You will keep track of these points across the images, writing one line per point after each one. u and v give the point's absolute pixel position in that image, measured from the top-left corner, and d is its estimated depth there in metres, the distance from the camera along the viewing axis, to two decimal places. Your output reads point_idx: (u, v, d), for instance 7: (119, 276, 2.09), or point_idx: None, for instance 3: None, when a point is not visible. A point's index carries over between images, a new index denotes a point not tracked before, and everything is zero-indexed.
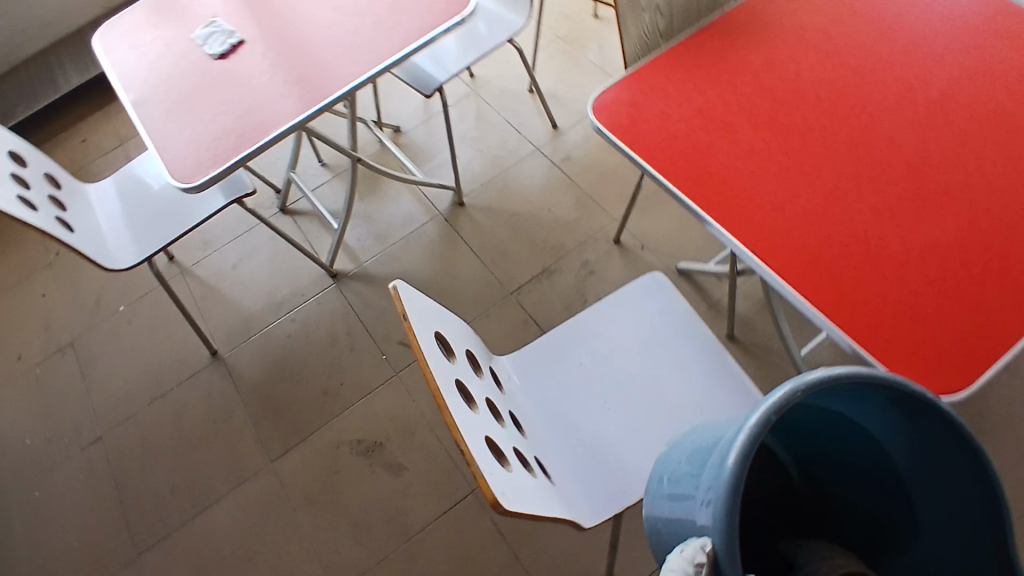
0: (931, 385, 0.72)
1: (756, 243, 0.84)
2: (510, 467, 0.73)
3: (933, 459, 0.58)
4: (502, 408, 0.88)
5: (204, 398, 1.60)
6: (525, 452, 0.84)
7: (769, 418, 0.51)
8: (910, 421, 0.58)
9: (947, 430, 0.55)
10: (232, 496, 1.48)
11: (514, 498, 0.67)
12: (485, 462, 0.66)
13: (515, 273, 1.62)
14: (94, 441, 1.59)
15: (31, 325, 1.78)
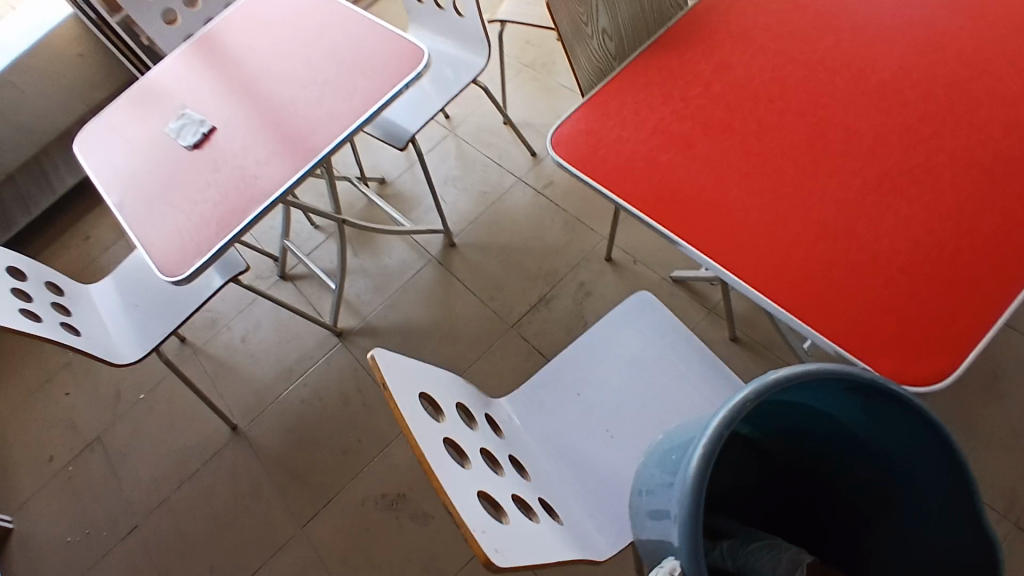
0: (920, 376, 0.70)
1: (726, 256, 0.83)
2: (508, 519, 0.73)
3: (898, 439, 0.60)
4: (501, 455, 0.88)
5: (230, 474, 1.63)
6: (527, 498, 0.83)
7: (725, 431, 0.52)
8: (869, 408, 0.59)
9: (905, 412, 0.57)
10: (267, 568, 1.49)
11: (511, 552, 0.66)
12: (476, 522, 0.66)
13: (513, 306, 1.63)
14: (130, 531, 1.62)
15: (58, 425, 1.83)
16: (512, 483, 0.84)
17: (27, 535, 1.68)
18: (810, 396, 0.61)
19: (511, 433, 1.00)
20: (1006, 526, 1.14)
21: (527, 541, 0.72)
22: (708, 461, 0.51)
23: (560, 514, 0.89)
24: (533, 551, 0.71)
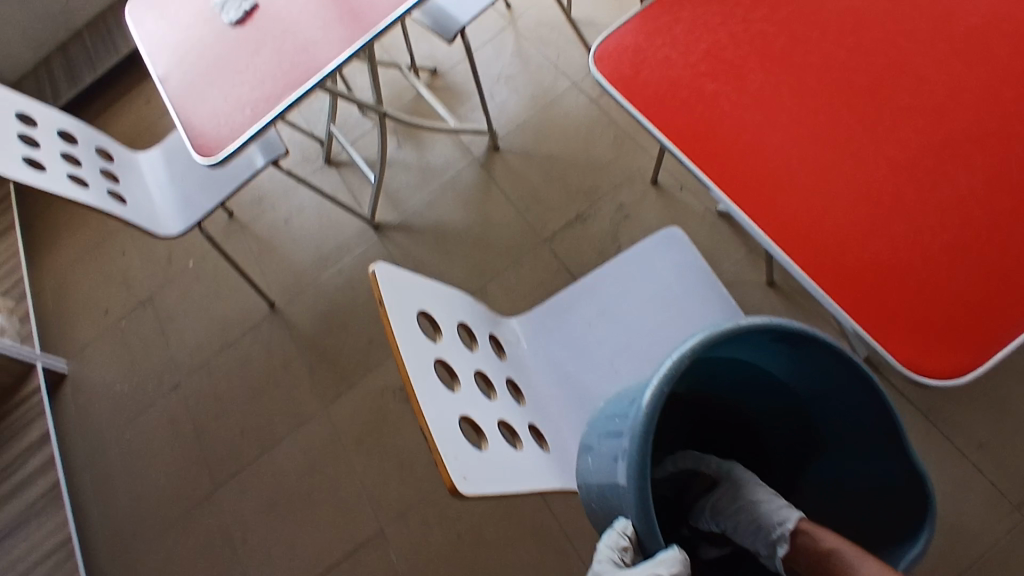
0: (937, 364, 0.68)
1: (756, 208, 0.78)
2: (487, 445, 0.75)
3: (827, 376, 0.74)
4: (498, 378, 0.89)
5: (264, 347, 1.72)
6: (515, 425, 0.84)
7: (662, 389, 0.63)
8: (801, 351, 0.73)
9: (829, 353, 0.70)
10: (292, 437, 1.59)
11: (482, 481, 0.68)
12: (450, 448, 0.68)
13: (548, 220, 1.60)
14: (174, 387, 1.77)
15: (116, 282, 1.96)
16: (502, 407, 0.85)
17: (87, 377, 1.86)
18: (748, 345, 0.75)
19: (512, 356, 1.00)
20: (1014, 515, 1.11)
21: (504, 468, 0.74)
22: (649, 422, 0.63)
23: (547, 441, 0.90)
24: (509, 478, 0.73)
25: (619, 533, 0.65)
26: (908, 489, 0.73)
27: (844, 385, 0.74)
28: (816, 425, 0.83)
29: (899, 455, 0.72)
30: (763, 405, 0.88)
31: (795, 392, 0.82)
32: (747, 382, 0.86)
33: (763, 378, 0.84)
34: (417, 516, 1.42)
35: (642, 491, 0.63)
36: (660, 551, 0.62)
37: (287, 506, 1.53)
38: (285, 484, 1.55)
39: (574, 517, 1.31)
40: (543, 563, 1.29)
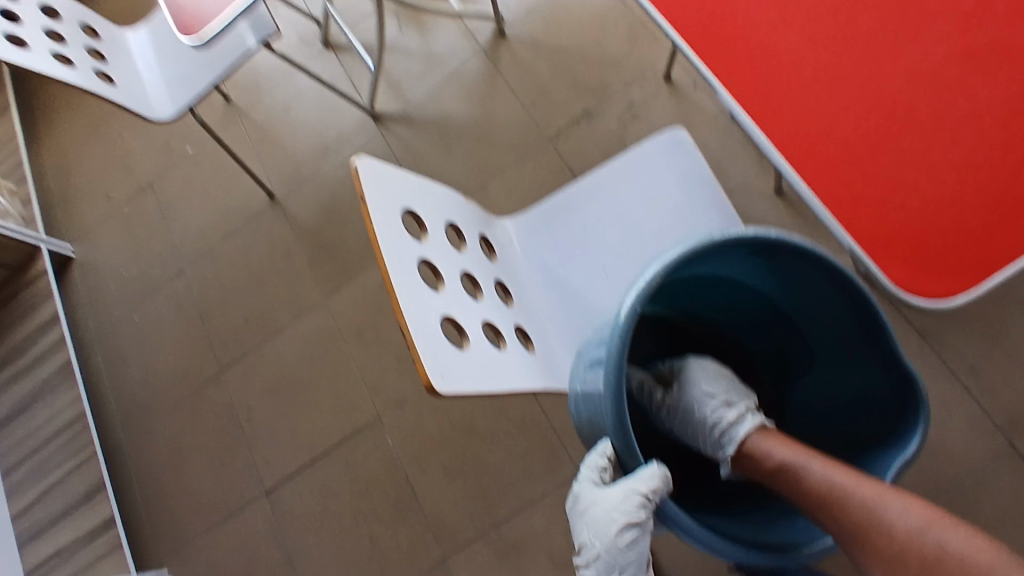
0: (936, 288, 0.65)
1: (764, 115, 0.73)
2: (469, 345, 0.76)
3: (806, 288, 0.75)
4: (486, 281, 0.89)
5: (265, 237, 1.72)
6: (500, 326, 0.85)
7: (636, 306, 0.67)
8: (779, 264, 0.74)
9: (806, 262, 0.71)
10: (293, 326, 1.62)
11: (461, 382, 0.69)
12: (429, 348, 0.68)
13: (554, 117, 1.53)
14: (178, 273, 1.79)
15: (117, 167, 1.95)
16: (487, 309, 0.85)
17: (95, 260, 1.89)
18: (726, 262, 0.77)
19: (502, 259, 0.98)
20: (993, 436, 1.13)
21: (486, 368, 0.75)
22: (625, 340, 0.66)
23: (533, 343, 0.92)
24: (489, 379, 0.75)
25: (598, 454, 0.71)
26: (897, 394, 0.73)
27: (826, 296, 0.74)
28: (805, 340, 0.83)
29: (884, 362, 0.72)
30: (752, 325, 0.89)
31: (782, 308, 0.82)
32: (735, 303, 0.87)
33: (750, 297, 0.85)
34: (412, 405, 1.46)
35: (620, 415, 0.66)
36: (636, 470, 0.67)
37: (289, 390, 1.58)
38: (288, 370, 1.59)
39: (564, 415, 1.35)
40: (532, 456, 1.35)
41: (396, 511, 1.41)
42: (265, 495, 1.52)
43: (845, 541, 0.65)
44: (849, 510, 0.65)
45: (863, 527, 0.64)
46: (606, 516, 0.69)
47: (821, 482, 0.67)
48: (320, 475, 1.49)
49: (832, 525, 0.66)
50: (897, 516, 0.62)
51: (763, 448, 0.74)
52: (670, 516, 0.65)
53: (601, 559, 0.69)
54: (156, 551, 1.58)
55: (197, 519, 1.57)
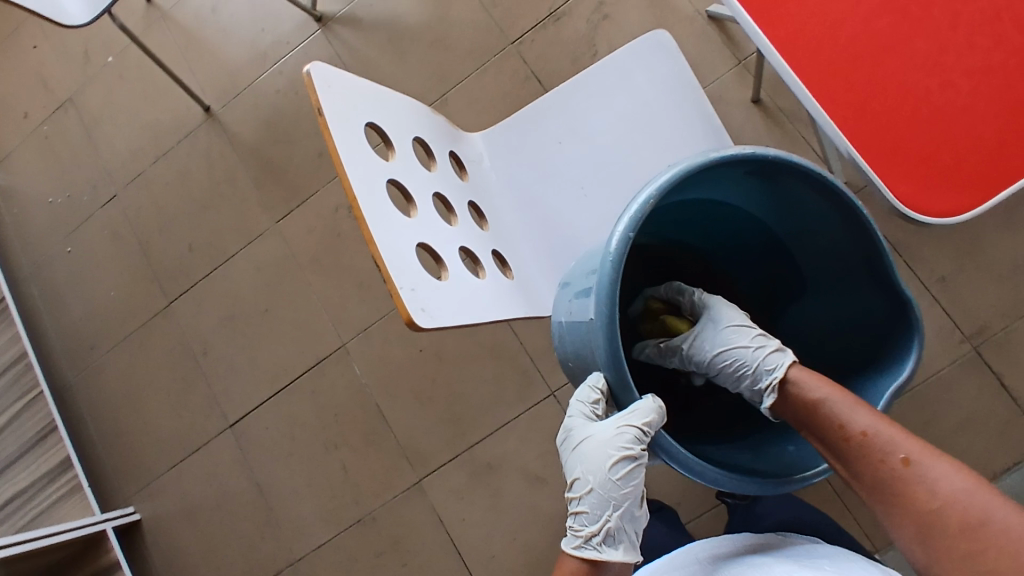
0: (935, 205, 0.67)
1: (772, 19, 0.71)
2: (446, 274, 0.70)
3: (801, 206, 0.73)
4: (459, 202, 0.82)
5: (204, 157, 1.58)
6: (476, 251, 0.79)
7: (628, 236, 0.62)
8: (773, 182, 0.71)
9: (805, 180, 0.67)
10: (243, 254, 1.52)
11: (441, 314, 0.64)
12: (404, 278, 0.62)
13: (517, 18, 1.41)
14: (112, 199, 1.65)
15: (30, 80, 1.74)
16: (461, 233, 0.79)
17: (17, 188, 1.72)
18: (713, 182, 0.74)
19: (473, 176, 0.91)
20: (959, 345, 1.16)
21: (466, 299, 0.70)
22: (617, 268, 0.62)
23: (511, 268, 0.86)
24: (470, 310, 0.69)
25: (589, 388, 0.67)
26: (894, 316, 0.71)
27: (825, 217, 0.72)
28: (799, 263, 0.81)
29: (881, 284, 0.71)
30: (742, 247, 0.87)
31: (777, 232, 0.80)
32: (727, 225, 0.84)
33: (742, 220, 0.82)
34: (377, 332, 1.41)
35: (612, 346, 0.62)
36: (630, 405, 0.67)
37: (245, 321, 1.50)
38: (241, 299, 1.51)
39: (537, 337, 1.32)
40: (504, 379, 1.33)
41: (366, 440, 1.38)
42: (230, 429, 1.48)
43: (875, 491, 0.62)
44: (891, 462, 0.61)
45: (902, 480, 0.60)
46: (603, 451, 0.69)
47: (864, 429, 0.63)
48: (286, 407, 1.44)
49: (866, 475, 0.62)
50: (941, 474, 0.59)
51: (804, 381, 0.68)
52: (664, 450, 0.63)
53: (594, 492, 0.69)
54: (118, 489, 1.53)
55: (158, 455, 1.52)
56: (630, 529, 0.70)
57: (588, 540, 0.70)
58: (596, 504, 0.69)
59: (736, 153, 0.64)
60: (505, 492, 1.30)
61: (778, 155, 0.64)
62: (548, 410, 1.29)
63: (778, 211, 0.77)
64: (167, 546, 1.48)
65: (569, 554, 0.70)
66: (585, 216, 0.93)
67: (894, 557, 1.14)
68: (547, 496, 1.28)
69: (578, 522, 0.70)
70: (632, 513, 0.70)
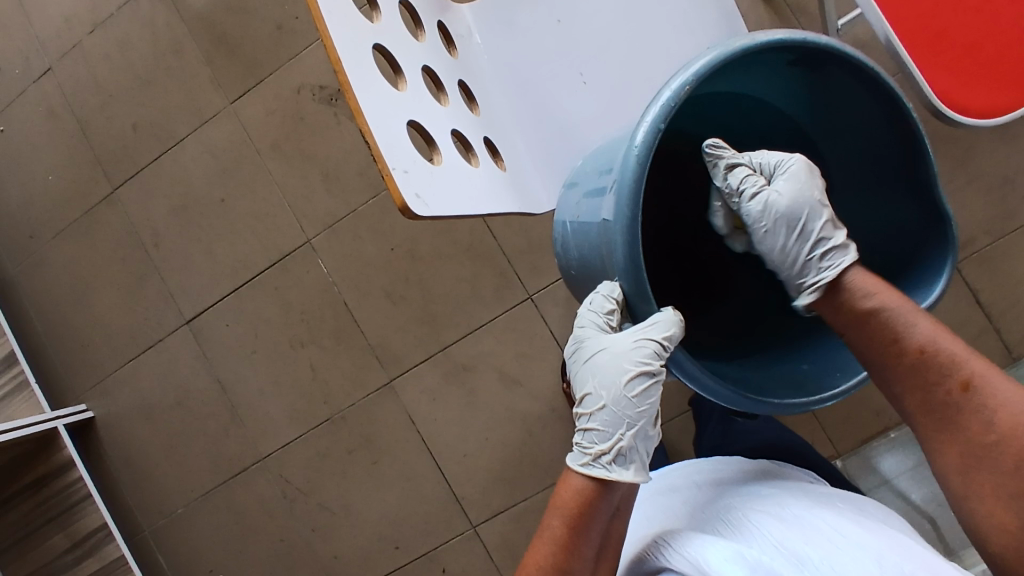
0: (956, 103, 0.71)
1: None
2: (439, 159, 0.63)
3: (844, 97, 0.67)
4: (449, 80, 0.73)
5: (148, 25, 1.41)
6: (469, 139, 0.71)
7: (657, 127, 0.56)
8: (817, 69, 0.65)
9: (850, 70, 0.62)
10: (196, 137, 1.39)
11: (436, 202, 0.57)
12: (395, 158, 0.54)
13: None
14: (44, 71, 1.47)
15: None
16: (451, 114, 0.71)
17: None
18: (750, 65, 0.67)
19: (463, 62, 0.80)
20: None
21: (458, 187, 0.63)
22: (644, 164, 0.55)
23: (502, 158, 0.79)
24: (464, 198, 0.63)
25: (604, 298, 0.62)
26: (927, 228, 0.69)
27: (865, 110, 0.67)
28: (825, 167, 0.76)
29: (920, 186, 0.68)
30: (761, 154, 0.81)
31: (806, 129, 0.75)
32: (750, 124, 0.77)
33: (768, 117, 0.76)
34: (346, 228, 1.32)
35: (633, 252, 0.56)
36: (650, 316, 0.62)
37: (199, 211, 1.39)
38: (196, 189, 1.39)
39: (516, 239, 1.26)
40: (480, 281, 1.28)
41: (336, 340, 1.33)
42: (188, 325, 1.40)
43: (922, 413, 0.63)
44: (949, 384, 0.61)
45: (957, 404, 0.61)
46: (619, 367, 0.66)
47: (924, 345, 0.61)
48: (249, 304, 1.37)
49: (917, 395, 0.62)
50: (1002, 403, 0.59)
51: (859, 287, 0.65)
52: (683, 371, 0.60)
53: (607, 409, 0.67)
54: (69, 385, 1.46)
55: (112, 351, 1.44)
56: (640, 448, 0.67)
57: (596, 459, 0.67)
58: (609, 422, 0.67)
59: (782, 38, 0.57)
60: (479, 395, 1.28)
61: (833, 44, 0.59)
62: (527, 313, 1.26)
63: (810, 105, 0.72)
64: (126, 443, 1.44)
65: (576, 471, 0.69)
66: (599, 110, 0.85)
67: (855, 461, 1.18)
68: (522, 398, 1.27)
69: (587, 439, 0.68)
70: (646, 432, 0.67)
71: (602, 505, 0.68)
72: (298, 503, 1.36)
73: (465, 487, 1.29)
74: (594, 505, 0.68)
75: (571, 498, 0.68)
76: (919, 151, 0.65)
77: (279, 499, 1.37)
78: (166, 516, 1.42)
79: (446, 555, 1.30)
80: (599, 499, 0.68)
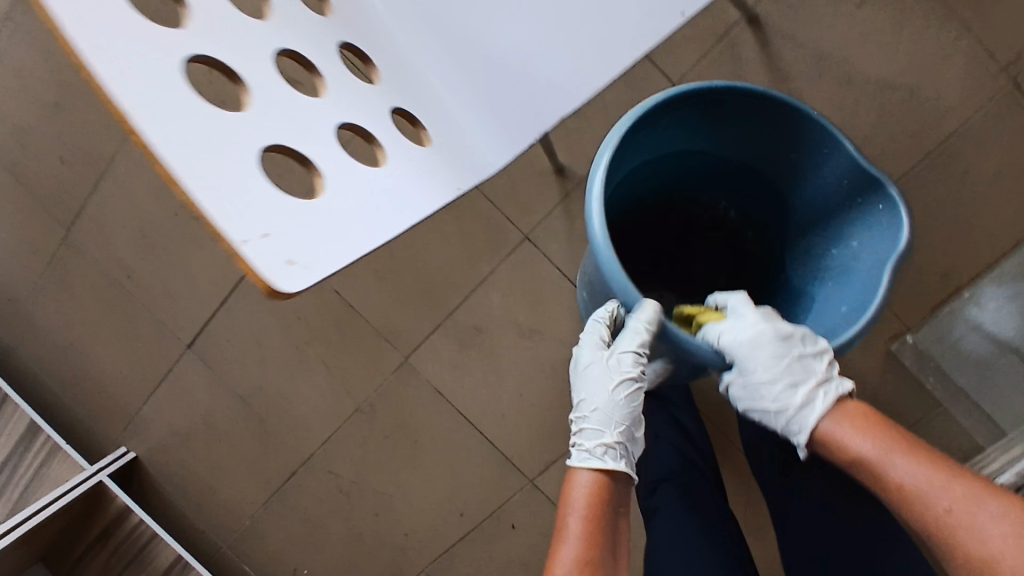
0: None
1: None
2: (323, 185, 0.48)
3: (753, 127, 0.78)
4: (321, 57, 0.57)
5: (32, 41, 1.24)
6: (371, 131, 0.56)
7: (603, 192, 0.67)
8: (724, 110, 0.77)
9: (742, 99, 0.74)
10: (126, 153, 1.25)
11: (318, 257, 0.43)
12: (240, 220, 0.40)
13: None
14: None
15: None
16: (338, 106, 0.55)
17: None
18: (671, 125, 0.78)
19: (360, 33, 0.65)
20: (997, 78, 0.95)
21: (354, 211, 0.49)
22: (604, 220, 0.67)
23: (424, 128, 0.64)
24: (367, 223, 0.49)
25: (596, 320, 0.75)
26: (865, 209, 0.77)
27: (774, 130, 0.77)
28: (778, 188, 0.84)
29: (833, 175, 0.77)
30: (718, 190, 0.90)
31: (756, 164, 0.83)
32: (702, 170, 0.88)
33: (719, 165, 0.86)
34: None
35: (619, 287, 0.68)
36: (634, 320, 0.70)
37: (158, 231, 1.28)
38: (145, 208, 1.28)
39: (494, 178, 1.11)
40: (469, 234, 1.14)
41: (339, 331, 1.24)
42: (189, 349, 1.34)
43: (930, 542, 0.58)
44: (932, 509, 0.57)
45: (946, 532, 0.57)
46: (608, 373, 0.71)
47: (901, 482, 0.60)
48: (241, 314, 1.29)
49: (932, 519, 0.57)
50: (987, 522, 0.55)
51: (833, 428, 0.67)
52: (677, 336, 0.69)
53: (598, 409, 0.70)
54: (102, 432, 1.44)
55: (128, 393, 1.41)
56: (630, 452, 0.69)
57: (592, 451, 0.67)
58: (601, 422, 0.69)
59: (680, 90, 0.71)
60: (499, 353, 1.18)
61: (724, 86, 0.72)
62: (526, 258, 1.12)
63: (745, 140, 0.81)
64: (172, 474, 1.42)
65: (576, 466, 0.66)
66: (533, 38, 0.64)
67: (927, 332, 1.02)
68: (545, 347, 1.16)
69: (581, 437, 0.69)
70: (634, 434, 0.70)
71: (609, 499, 0.64)
72: (354, 495, 1.33)
73: (512, 446, 1.23)
74: (603, 498, 0.64)
75: (580, 493, 0.64)
76: (831, 149, 0.75)
77: (334, 495, 1.34)
78: (233, 532, 1.42)
79: (512, 513, 1.26)
80: (607, 493, 0.65)
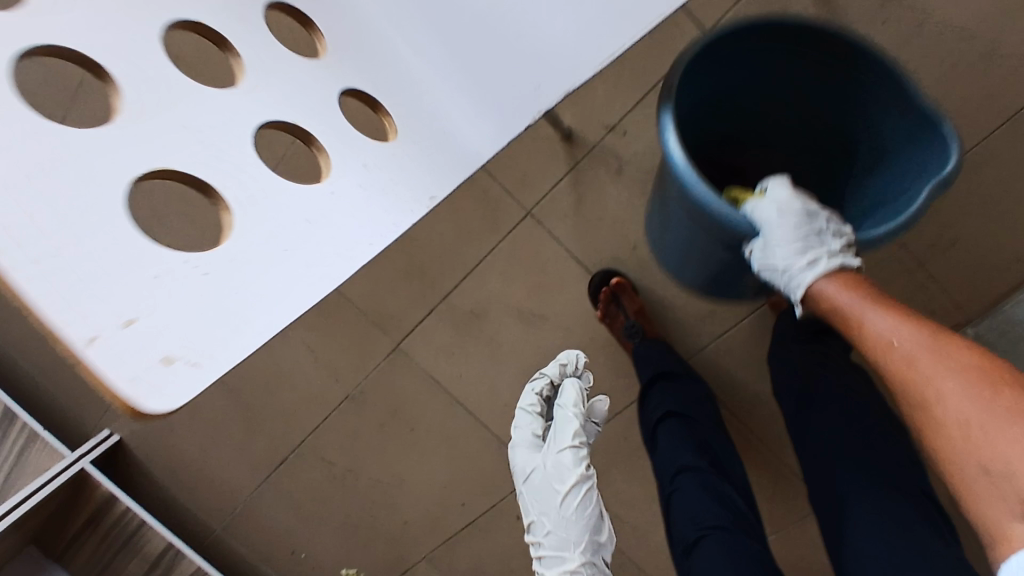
0: None
1: None
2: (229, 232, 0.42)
3: (812, 62, 0.69)
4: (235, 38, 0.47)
5: None
6: (310, 130, 0.48)
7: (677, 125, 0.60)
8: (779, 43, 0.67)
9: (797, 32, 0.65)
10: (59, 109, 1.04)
11: (207, 345, 0.38)
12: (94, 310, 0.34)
13: None
14: None
15: None
16: (256, 102, 0.47)
17: None
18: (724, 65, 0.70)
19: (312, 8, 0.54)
20: None
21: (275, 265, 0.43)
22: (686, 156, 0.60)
23: (388, 117, 0.53)
24: (286, 278, 0.43)
25: (529, 413, 0.85)
26: (926, 147, 0.65)
27: (838, 63, 0.68)
28: (848, 130, 0.74)
29: (902, 114, 0.66)
30: (788, 134, 0.81)
31: (816, 97, 0.73)
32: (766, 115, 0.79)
33: (772, 100, 0.76)
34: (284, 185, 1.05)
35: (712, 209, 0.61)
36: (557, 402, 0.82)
37: None
38: None
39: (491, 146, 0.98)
40: (464, 209, 1.02)
41: (324, 314, 1.14)
42: None
43: (890, 387, 0.55)
44: (886, 343, 0.55)
45: (894, 367, 0.54)
46: (552, 479, 0.77)
47: (859, 321, 0.58)
48: None
49: (892, 368, 0.54)
50: (938, 362, 0.51)
51: (828, 291, 0.63)
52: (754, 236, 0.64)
53: (551, 524, 0.76)
54: (77, 418, 1.35)
55: None
56: (595, 562, 0.76)
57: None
58: (561, 544, 0.76)
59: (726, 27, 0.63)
60: (499, 340, 1.07)
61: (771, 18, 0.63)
62: (528, 235, 1.00)
63: (809, 76, 0.71)
64: (154, 461, 1.34)
65: None
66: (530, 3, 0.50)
67: (991, 325, 0.92)
68: (551, 334, 1.05)
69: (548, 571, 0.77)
70: (595, 543, 0.76)
71: None
72: (349, 483, 1.25)
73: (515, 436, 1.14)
74: None
75: None
76: (868, 74, 0.67)
77: (328, 482, 1.27)
78: (222, 520, 1.35)
79: (515, 505, 1.18)
80: None
